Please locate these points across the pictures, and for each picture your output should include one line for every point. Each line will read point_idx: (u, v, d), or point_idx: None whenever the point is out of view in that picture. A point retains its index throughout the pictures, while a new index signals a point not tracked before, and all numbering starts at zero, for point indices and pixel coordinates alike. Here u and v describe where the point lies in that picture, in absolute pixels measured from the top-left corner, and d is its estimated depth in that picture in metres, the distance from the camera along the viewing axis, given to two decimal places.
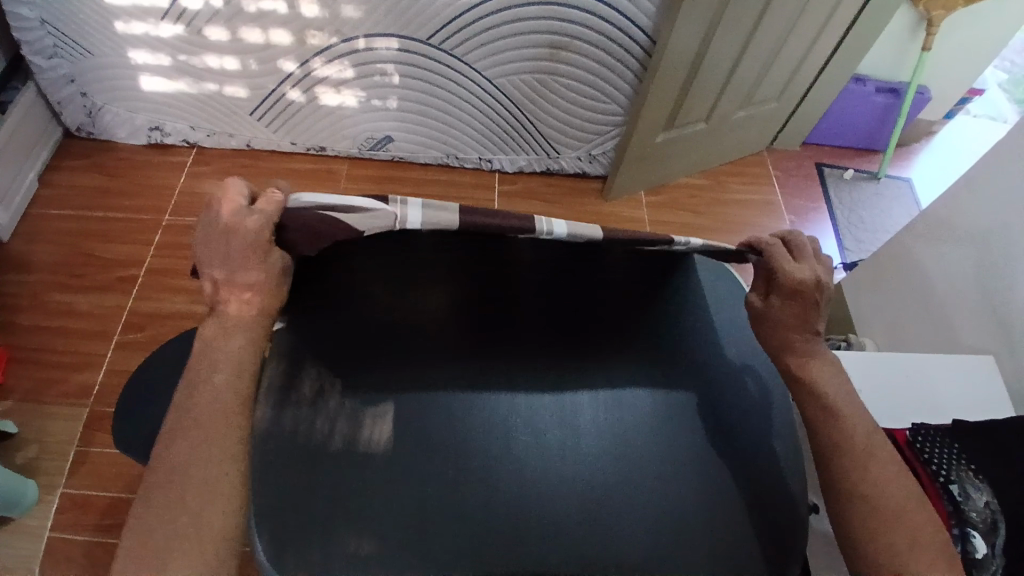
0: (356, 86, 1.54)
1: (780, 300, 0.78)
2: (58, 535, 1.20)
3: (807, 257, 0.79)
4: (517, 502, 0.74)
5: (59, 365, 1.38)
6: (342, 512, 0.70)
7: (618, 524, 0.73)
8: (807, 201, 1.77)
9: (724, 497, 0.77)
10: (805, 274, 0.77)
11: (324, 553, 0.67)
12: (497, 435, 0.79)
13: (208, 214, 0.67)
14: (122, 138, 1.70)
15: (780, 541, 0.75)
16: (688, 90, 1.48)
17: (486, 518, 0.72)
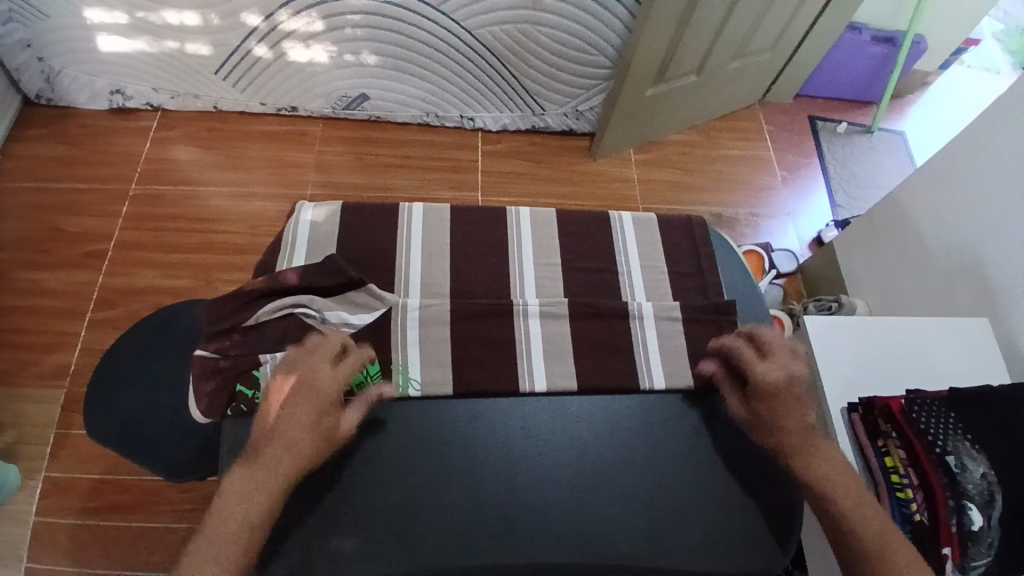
0: (326, 41, 1.45)
1: (761, 402, 0.77)
2: (44, 519, 1.19)
3: (773, 355, 0.77)
4: (495, 492, 0.75)
5: (30, 347, 1.33)
6: (324, 513, 0.73)
7: (595, 508, 0.75)
8: (799, 155, 1.73)
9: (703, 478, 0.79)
10: (776, 373, 0.76)
11: (305, 552, 0.71)
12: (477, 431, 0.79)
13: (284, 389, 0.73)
14: (82, 104, 1.60)
15: (756, 519, 0.77)
16: (679, 40, 1.40)
17: (465, 509, 0.74)
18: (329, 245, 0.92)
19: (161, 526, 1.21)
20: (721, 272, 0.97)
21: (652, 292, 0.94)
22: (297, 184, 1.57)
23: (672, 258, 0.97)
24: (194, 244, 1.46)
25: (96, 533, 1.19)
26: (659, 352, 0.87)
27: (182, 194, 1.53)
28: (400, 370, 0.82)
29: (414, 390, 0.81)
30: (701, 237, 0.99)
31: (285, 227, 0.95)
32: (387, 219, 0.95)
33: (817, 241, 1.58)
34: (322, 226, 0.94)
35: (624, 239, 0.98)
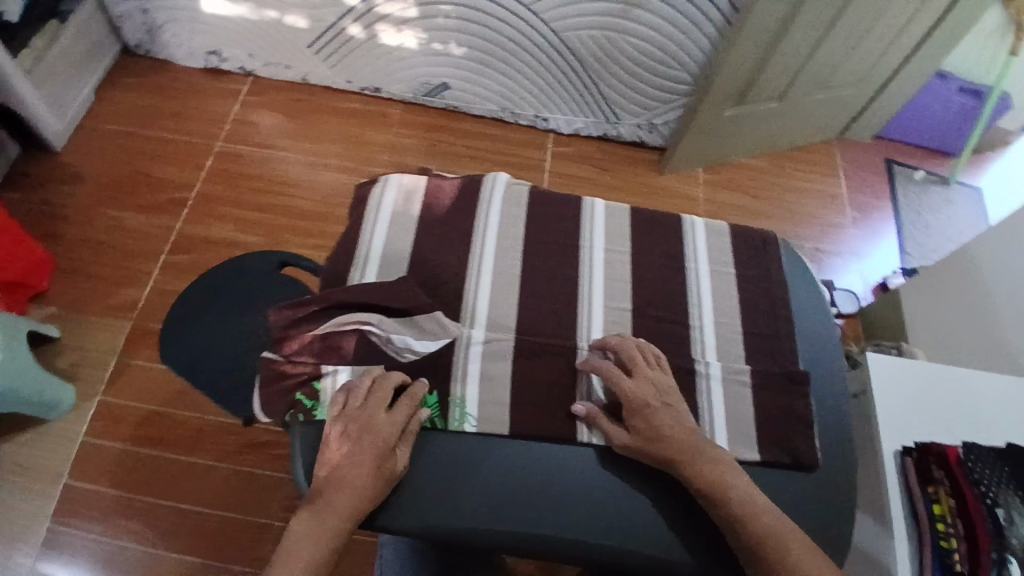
0: (417, 27, 1.49)
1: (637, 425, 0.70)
2: (94, 441, 1.26)
3: (639, 371, 0.73)
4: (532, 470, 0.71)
5: (102, 280, 1.41)
6: None
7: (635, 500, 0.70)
8: (871, 197, 1.69)
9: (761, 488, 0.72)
10: (643, 389, 0.71)
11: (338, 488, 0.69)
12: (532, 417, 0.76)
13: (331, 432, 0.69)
14: (181, 60, 1.69)
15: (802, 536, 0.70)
16: (765, 64, 1.39)
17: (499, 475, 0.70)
18: (406, 232, 0.84)
19: (201, 466, 1.26)
20: (811, 312, 0.84)
21: (732, 312, 0.81)
22: (370, 162, 1.62)
23: (762, 273, 0.84)
24: (266, 205, 1.52)
25: (141, 461, 1.25)
26: (725, 418, 0.75)
27: (261, 157, 1.59)
28: (457, 403, 0.74)
29: (470, 427, 0.73)
30: (773, 257, 0.85)
31: (364, 203, 0.87)
32: (464, 211, 0.86)
33: (881, 287, 1.54)
34: (403, 208, 0.86)
35: (709, 257, 0.85)
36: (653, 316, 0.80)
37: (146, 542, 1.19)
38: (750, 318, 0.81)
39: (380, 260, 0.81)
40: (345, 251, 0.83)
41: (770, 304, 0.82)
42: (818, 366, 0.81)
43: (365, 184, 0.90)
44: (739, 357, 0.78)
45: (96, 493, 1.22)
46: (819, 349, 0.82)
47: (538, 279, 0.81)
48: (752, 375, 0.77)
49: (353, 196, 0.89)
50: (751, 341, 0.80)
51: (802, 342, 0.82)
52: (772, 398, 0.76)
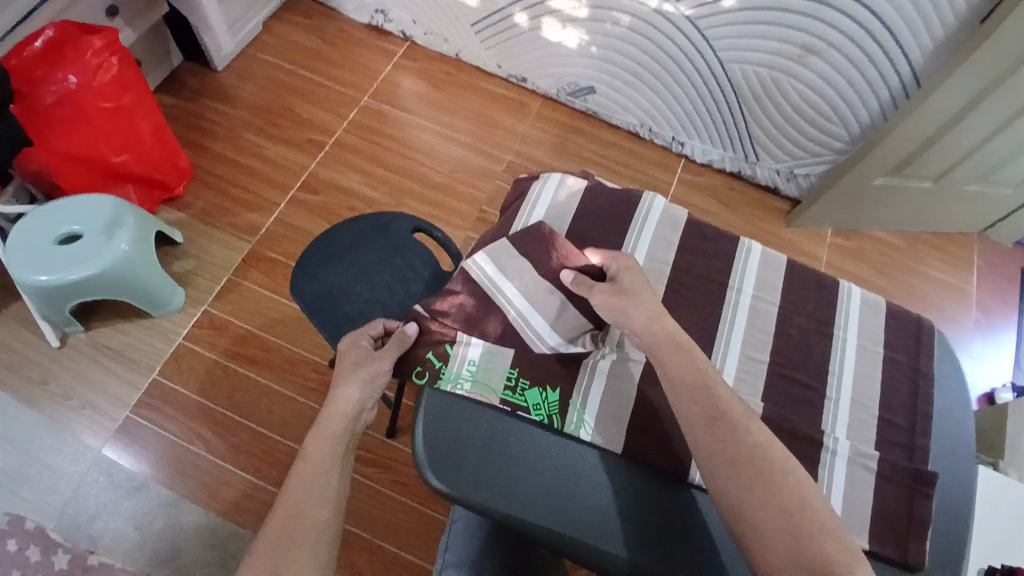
0: (583, 28, 1.49)
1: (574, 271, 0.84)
2: (191, 346, 1.33)
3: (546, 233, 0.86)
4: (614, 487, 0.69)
5: (232, 199, 1.49)
6: (489, 446, 0.69)
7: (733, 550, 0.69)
8: (1001, 303, 1.60)
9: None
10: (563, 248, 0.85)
11: (461, 457, 0.67)
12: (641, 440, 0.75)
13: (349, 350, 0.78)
14: (348, 11, 1.76)
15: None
16: (932, 142, 1.32)
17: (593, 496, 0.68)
18: (560, 232, 0.85)
19: (284, 396, 1.31)
20: (950, 414, 0.79)
21: (870, 393, 0.78)
22: (500, 147, 1.64)
23: (909, 362, 0.81)
24: (394, 166, 1.57)
25: (229, 376, 1.32)
26: (843, 501, 0.71)
27: (399, 119, 1.64)
28: (577, 408, 0.77)
29: (584, 433, 0.76)
30: (924, 349, 0.82)
31: (525, 195, 0.91)
32: (615, 223, 0.87)
33: (988, 399, 1.45)
34: (560, 211, 0.87)
35: (858, 331, 0.82)
36: (787, 375, 0.78)
37: (217, 452, 1.25)
38: (888, 402, 0.78)
39: (530, 253, 0.84)
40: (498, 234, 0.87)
41: (912, 394, 0.79)
42: (950, 470, 0.76)
43: (527, 179, 0.93)
44: (869, 440, 0.75)
45: (184, 393, 1.29)
46: (957, 457, 0.77)
47: (679, 309, 0.80)
48: (880, 459, 0.74)
49: (514, 189, 0.94)
50: (885, 429, 0.77)
51: (941, 442, 0.77)
52: (897, 494, 0.72)
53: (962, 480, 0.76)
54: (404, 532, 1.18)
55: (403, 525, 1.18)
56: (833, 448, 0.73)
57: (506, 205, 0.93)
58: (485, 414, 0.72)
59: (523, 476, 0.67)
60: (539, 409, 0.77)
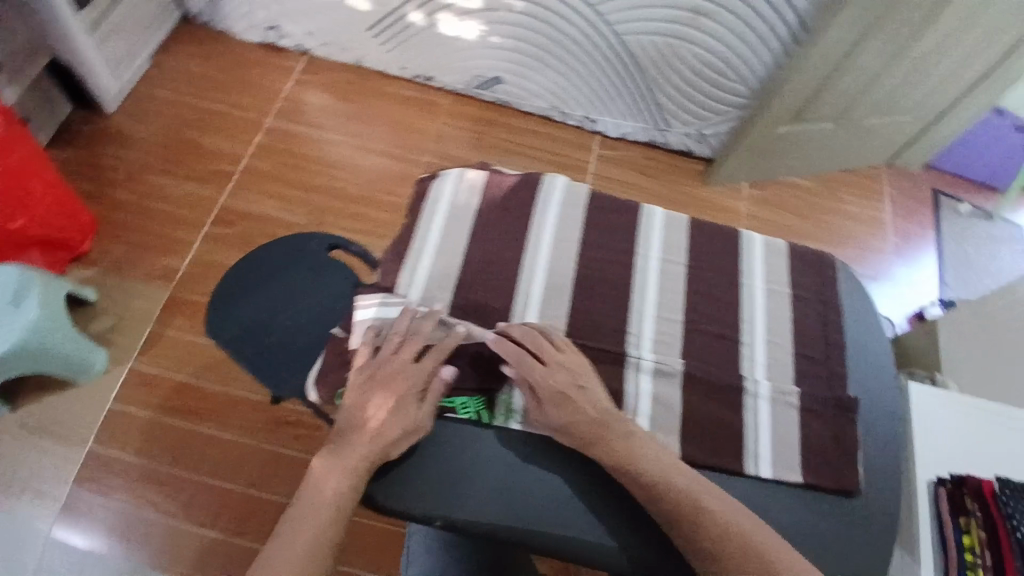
0: (478, 19, 1.48)
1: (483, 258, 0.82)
2: (123, 407, 1.28)
3: (450, 222, 0.84)
4: (553, 464, 0.71)
5: (145, 245, 1.44)
6: (433, 465, 0.70)
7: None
8: (916, 225, 1.67)
9: (801, 513, 0.71)
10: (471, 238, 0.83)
11: (408, 486, 0.69)
12: None
13: (376, 379, 0.70)
14: (238, 33, 1.71)
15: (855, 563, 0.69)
16: (825, 84, 1.37)
17: (533, 481, 0.70)
18: (465, 223, 0.84)
19: (230, 439, 1.28)
20: (858, 341, 0.82)
21: (785, 334, 0.80)
22: (415, 148, 1.62)
23: (819, 298, 0.84)
24: (310, 185, 1.53)
25: (168, 429, 1.27)
26: (771, 442, 0.73)
27: (308, 136, 1.60)
28: (504, 400, 0.74)
29: (515, 424, 0.73)
30: (828, 282, 0.85)
31: (426, 195, 0.88)
32: (519, 208, 0.86)
33: (918, 317, 1.51)
34: (463, 203, 0.86)
35: (765, 277, 0.84)
36: (705, 332, 0.79)
37: (168, 508, 1.21)
38: (802, 340, 0.80)
39: (436, 248, 0.82)
40: (402, 240, 0.84)
41: (824, 328, 0.82)
42: (870, 394, 0.79)
43: (426, 178, 0.91)
44: (790, 380, 0.78)
45: (123, 456, 1.24)
46: (875, 380, 0.80)
47: (592, 285, 0.81)
48: (800, 396, 0.76)
49: (414, 190, 0.90)
50: (806, 367, 0.79)
51: (857, 366, 0.81)
52: (819, 429, 0.75)
53: (883, 402, 0.79)
54: (374, 550, 1.16)
55: (372, 544, 1.17)
56: (756, 394, 0.75)
57: (409, 207, 0.90)
58: (420, 433, 0.71)
59: (472, 483, 0.69)
60: (467, 406, 0.74)
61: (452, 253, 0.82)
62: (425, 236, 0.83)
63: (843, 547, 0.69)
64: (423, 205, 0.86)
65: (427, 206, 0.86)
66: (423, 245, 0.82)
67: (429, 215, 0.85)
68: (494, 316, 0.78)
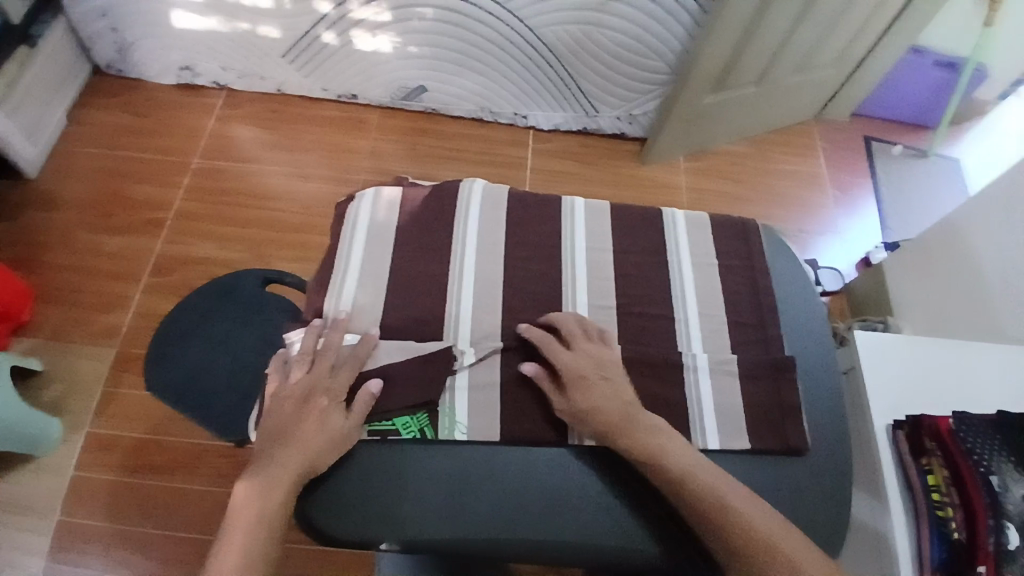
0: (391, 31, 1.48)
1: (411, 273, 0.82)
2: (86, 473, 1.25)
3: (371, 243, 0.84)
4: (504, 468, 0.72)
5: (85, 306, 1.40)
6: (384, 489, 0.70)
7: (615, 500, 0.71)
8: (852, 175, 1.70)
9: (757, 477, 0.72)
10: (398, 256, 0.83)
11: (361, 515, 0.69)
12: (520, 419, 0.74)
13: (298, 392, 0.72)
14: (154, 77, 1.67)
15: (813, 517, 0.71)
16: (740, 50, 1.39)
17: (473, 488, 0.70)
18: (387, 242, 0.84)
19: (201, 489, 1.25)
20: (787, 301, 0.85)
21: (717, 304, 0.82)
22: (350, 168, 1.60)
23: (746, 263, 0.85)
24: (248, 220, 1.51)
25: (135, 489, 1.24)
26: (716, 413, 0.75)
27: (238, 170, 1.58)
28: (447, 412, 0.74)
29: (460, 434, 0.73)
30: (752, 247, 0.87)
31: (345, 219, 0.88)
32: (439, 218, 0.86)
33: (864, 263, 1.55)
34: (384, 221, 0.86)
35: (691, 251, 0.86)
36: (640, 315, 0.80)
37: (147, 569, 1.18)
38: (735, 307, 0.82)
39: (361, 271, 0.82)
40: (326, 269, 0.84)
41: (755, 292, 0.83)
42: (807, 353, 0.81)
43: (344, 203, 0.90)
44: (727, 349, 0.79)
45: (93, 524, 1.21)
46: (809, 336, 0.82)
47: (524, 285, 0.82)
48: (738, 362, 0.78)
49: (335, 216, 0.90)
50: (741, 334, 0.80)
51: (789, 324, 0.83)
52: (761, 392, 0.76)
53: (820, 358, 0.81)
54: None
55: None
56: (694, 365, 0.77)
57: (331, 234, 0.90)
58: (368, 460, 0.71)
59: (423, 501, 0.70)
60: (409, 426, 0.73)
61: (378, 275, 0.82)
62: (348, 261, 0.82)
63: (802, 502, 0.71)
64: (343, 231, 0.86)
65: (347, 231, 0.85)
66: (347, 271, 0.82)
67: (349, 240, 0.84)
68: (428, 329, 0.78)
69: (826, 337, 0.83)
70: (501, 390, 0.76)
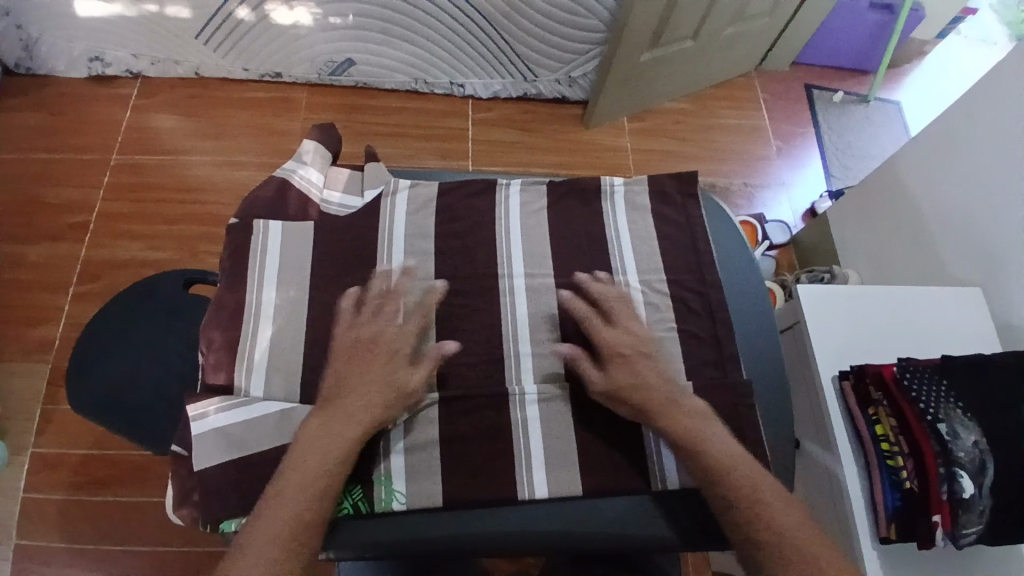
0: (310, 2, 1.39)
1: (342, 271, 0.81)
2: (34, 494, 1.18)
3: (286, 244, 0.82)
4: (448, 462, 0.71)
5: (12, 321, 1.31)
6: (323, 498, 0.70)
7: (571, 470, 0.72)
8: (795, 125, 1.70)
9: None
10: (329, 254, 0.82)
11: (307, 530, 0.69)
12: (468, 412, 0.73)
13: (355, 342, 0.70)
14: (61, 71, 1.55)
15: (757, 458, 0.74)
16: (673, 3, 1.35)
17: (427, 474, 0.71)
18: (305, 244, 0.82)
19: (153, 500, 1.20)
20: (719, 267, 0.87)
21: (652, 277, 0.83)
22: (283, 152, 1.52)
23: (682, 234, 0.87)
24: (180, 215, 1.43)
25: (86, 507, 1.18)
26: None
27: (164, 163, 1.49)
28: (383, 482, 0.70)
29: (399, 505, 0.70)
30: (689, 218, 0.88)
31: (246, 250, 0.82)
32: (364, 219, 0.84)
33: (810, 213, 1.57)
34: (299, 221, 0.84)
35: (629, 228, 0.87)
36: (575, 295, 0.81)
37: None
38: (671, 281, 0.83)
39: (279, 278, 0.80)
40: (233, 314, 0.78)
41: (696, 264, 0.85)
42: (744, 318, 0.85)
43: (242, 221, 0.83)
44: (669, 323, 0.81)
45: (48, 544, 1.15)
46: (745, 299, 0.86)
47: (458, 275, 0.81)
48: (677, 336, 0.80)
49: (227, 242, 0.82)
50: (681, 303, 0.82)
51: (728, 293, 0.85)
52: (701, 355, 0.79)
53: (760, 322, 0.85)
54: None
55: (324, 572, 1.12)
56: None
57: (222, 272, 0.82)
58: None
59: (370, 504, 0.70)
60: (341, 503, 0.70)
61: (304, 276, 0.80)
62: (262, 269, 0.80)
63: None
64: (252, 235, 0.82)
65: (256, 237, 0.82)
66: (266, 281, 0.80)
67: (259, 244, 0.82)
68: None
69: (760, 301, 0.86)
70: (442, 386, 0.75)
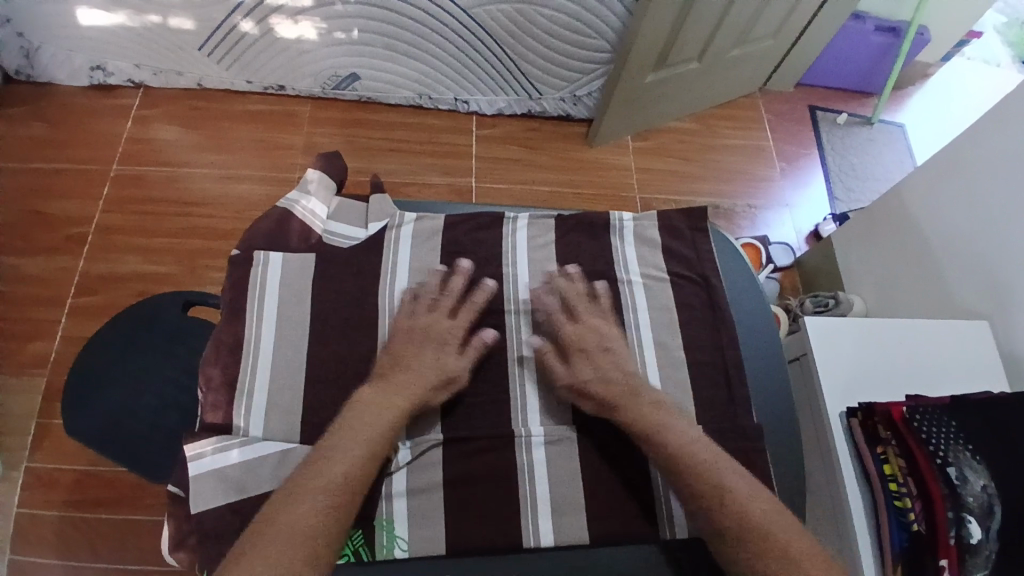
0: (315, 17, 1.38)
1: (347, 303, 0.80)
2: (27, 513, 1.17)
3: (289, 275, 0.81)
4: (452, 505, 0.70)
5: (8, 335, 1.29)
6: None
7: (577, 513, 0.71)
8: (799, 146, 1.70)
9: None
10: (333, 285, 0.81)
11: None
12: (472, 452, 0.73)
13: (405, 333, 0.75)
14: (63, 80, 1.53)
15: None
16: (680, 25, 1.35)
17: (431, 517, 0.70)
18: (308, 274, 0.81)
19: (149, 521, 1.18)
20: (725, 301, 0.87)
21: (660, 313, 0.83)
22: (285, 167, 1.51)
23: (688, 267, 0.86)
24: (180, 229, 1.41)
25: (80, 527, 1.16)
26: None
27: (165, 176, 1.47)
28: (385, 526, 0.69)
29: (400, 552, 0.69)
30: (696, 251, 0.87)
31: (247, 282, 0.81)
32: (369, 249, 0.84)
33: (814, 235, 1.56)
34: (300, 251, 0.83)
35: (636, 262, 0.86)
36: None
37: None
38: (678, 317, 0.83)
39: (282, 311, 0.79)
40: (233, 347, 0.77)
41: (703, 299, 0.84)
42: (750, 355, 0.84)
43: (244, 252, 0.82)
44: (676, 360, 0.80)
45: (42, 565, 1.13)
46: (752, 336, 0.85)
47: None
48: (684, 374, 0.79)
49: (229, 274, 0.82)
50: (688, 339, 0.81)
51: None
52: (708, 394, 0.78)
53: (766, 360, 0.85)
54: None
55: None
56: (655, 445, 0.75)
57: (223, 305, 0.81)
58: None
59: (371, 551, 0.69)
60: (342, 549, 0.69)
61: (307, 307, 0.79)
62: (264, 301, 0.79)
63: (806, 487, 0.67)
64: (253, 267, 0.81)
65: (257, 269, 0.81)
66: (267, 313, 0.79)
67: (261, 275, 0.81)
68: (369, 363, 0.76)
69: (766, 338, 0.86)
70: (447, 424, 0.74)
